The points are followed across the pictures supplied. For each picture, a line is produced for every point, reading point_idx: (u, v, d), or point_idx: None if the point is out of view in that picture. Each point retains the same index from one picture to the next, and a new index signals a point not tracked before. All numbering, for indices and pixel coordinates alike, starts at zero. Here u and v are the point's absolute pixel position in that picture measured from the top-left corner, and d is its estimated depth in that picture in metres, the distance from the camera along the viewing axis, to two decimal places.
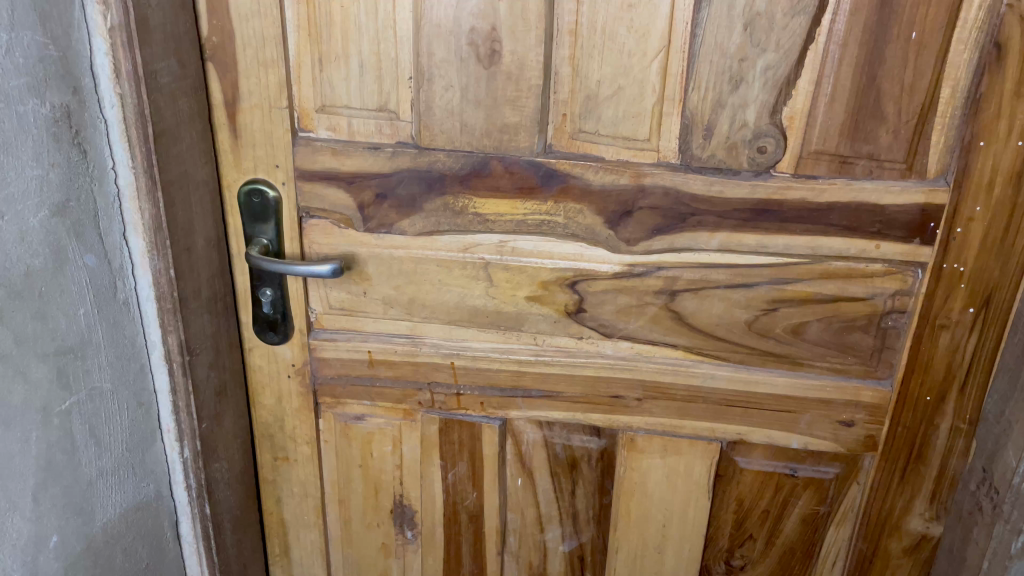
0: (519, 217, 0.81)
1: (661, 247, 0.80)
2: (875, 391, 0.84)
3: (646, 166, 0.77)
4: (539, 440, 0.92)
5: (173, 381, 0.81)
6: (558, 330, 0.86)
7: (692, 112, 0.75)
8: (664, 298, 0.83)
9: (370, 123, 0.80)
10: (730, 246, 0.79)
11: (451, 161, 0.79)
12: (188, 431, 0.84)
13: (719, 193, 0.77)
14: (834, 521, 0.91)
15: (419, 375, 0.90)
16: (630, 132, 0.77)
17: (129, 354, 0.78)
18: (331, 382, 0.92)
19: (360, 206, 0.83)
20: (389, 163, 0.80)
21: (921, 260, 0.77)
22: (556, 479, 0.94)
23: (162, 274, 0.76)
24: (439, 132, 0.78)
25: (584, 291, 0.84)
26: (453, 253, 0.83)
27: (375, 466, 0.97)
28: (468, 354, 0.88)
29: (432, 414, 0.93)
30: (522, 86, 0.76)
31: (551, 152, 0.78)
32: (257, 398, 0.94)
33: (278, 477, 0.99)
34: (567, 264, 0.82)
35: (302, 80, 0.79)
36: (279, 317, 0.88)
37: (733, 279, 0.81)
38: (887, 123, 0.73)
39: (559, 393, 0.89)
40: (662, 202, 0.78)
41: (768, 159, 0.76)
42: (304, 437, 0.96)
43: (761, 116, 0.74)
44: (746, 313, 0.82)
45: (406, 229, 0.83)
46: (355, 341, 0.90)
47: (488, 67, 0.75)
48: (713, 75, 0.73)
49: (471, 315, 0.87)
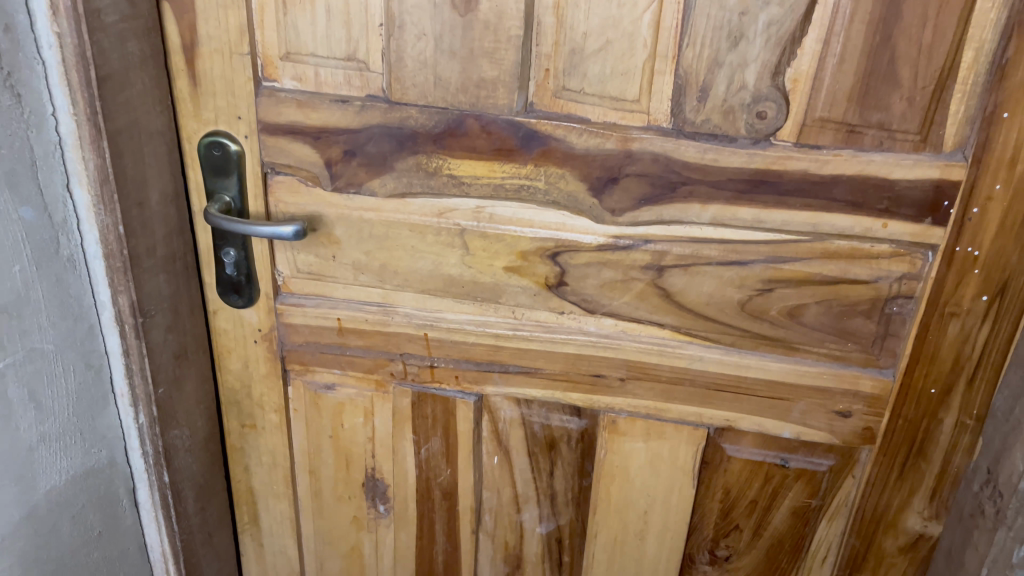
0: (497, 180, 0.75)
1: (649, 219, 0.74)
2: (875, 381, 0.78)
3: (634, 129, 0.71)
4: (516, 419, 0.88)
5: (125, 343, 0.76)
6: (538, 303, 0.81)
7: (686, 71, 0.68)
8: (650, 273, 0.77)
9: (338, 73, 0.74)
10: (724, 220, 0.73)
11: (424, 118, 0.73)
12: (143, 396, 0.79)
13: (713, 161, 0.70)
14: (826, 515, 0.86)
15: (390, 345, 0.86)
16: (618, 91, 0.70)
17: (76, 314, 0.73)
18: (300, 349, 0.88)
19: (327, 162, 0.77)
20: (358, 118, 0.74)
21: (932, 242, 0.70)
22: (534, 458, 0.90)
23: (110, 231, 0.71)
24: (410, 85, 0.72)
25: (565, 264, 0.78)
26: (427, 217, 0.78)
27: (346, 436, 0.93)
28: (442, 326, 0.84)
29: (404, 387, 0.88)
30: (500, 37, 0.69)
31: (532, 111, 0.72)
32: (223, 363, 0.90)
33: (245, 446, 0.95)
34: (547, 234, 0.77)
35: (266, 23, 0.73)
36: (243, 280, 0.84)
37: (726, 255, 0.74)
38: (901, 89, 0.66)
39: (538, 370, 0.84)
40: (650, 169, 0.72)
41: (768, 126, 0.68)
42: (272, 405, 0.92)
43: (762, 78, 0.67)
44: (739, 293, 0.76)
45: (376, 189, 0.78)
46: (324, 308, 0.85)
47: (464, 15, 0.68)
48: (710, 31, 0.66)
49: (446, 285, 0.82)
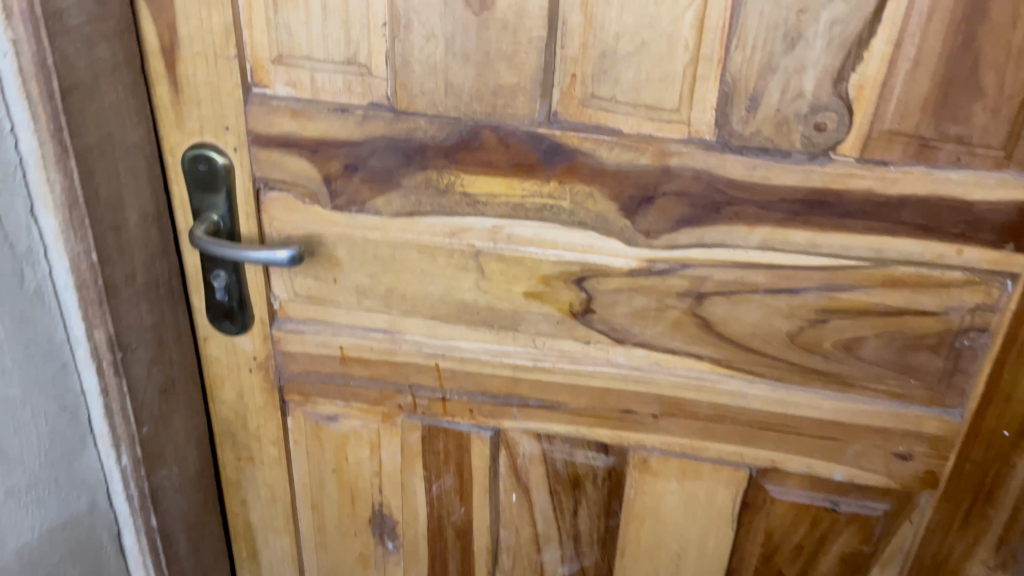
0: (516, 199, 0.67)
1: (688, 242, 0.66)
2: (940, 423, 0.69)
3: (672, 142, 0.62)
4: (536, 455, 0.80)
5: (103, 381, 0.69)
6: (561, 332, 0.73)
7: (734, 77, 0.59)
8: (688, 301, 0.69)
9: (336, 79, 0.65)
10: (774, 243, 0.64)
11: (433, 130, 0.65)
12: (125, 436, 0.72)
13: (762, 179, 0.61)
14: (879, 562, 0.77)
15: (398, 376, 0.78)
16: (655, 99, 0.61)
17: (46, 352, 0.65)
18: (300, 379, 0.81)
19: (326, 178, 0.69)
20: (360, 129, 0.66)
21: (1013, 270, 0.62)
22: (556, 497, 0.82)
23: (82, 259, 0.63)
24: (419, 93, 0.64)
25: (592, 290, 0.70)
26: (439, 238, 0.70)
27: (351, 470, 0.86)
28: (455, 355, 0.76)
29: (414, 420, 0.80)
30: (520, 38, 0.60)
31: (556, 121, 0.63)
32: (216, 392, 0.83)
33: (242, 479, 0.88)
34: (572, 257, 0.69)
35: (254, 23, 0.64)
36: (236, 306, 0.76)
37: (775, 283, 0.66)
38: (985, 98, 0.56)
39: (561, 404, 0.76)
40: (690, 188, 0.63)
41: (828, 139, 0.60)
42: (270, 437, 0.85)
43: (821, 85, 0.58)
44: (789, 324, 0.68)
45: (381, 209, 0.69)
46: (325, 335, 0.77)
47: (479, 14, 0.60)
48: (763, 31, 0.57)
49: (459, 311, 0.74)
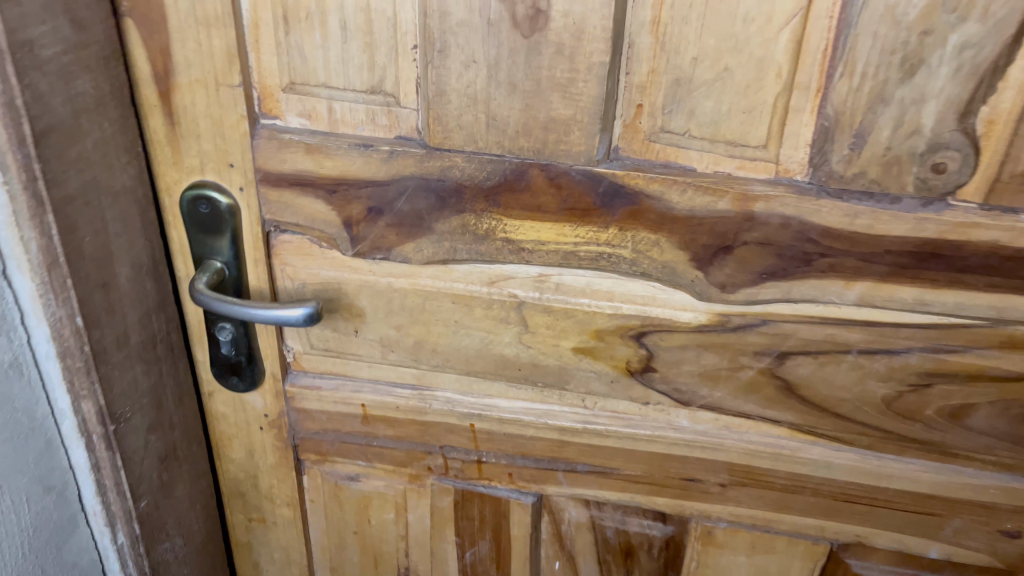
0: (567, 247, 0.57)
1: (770, 296, 0.56)
2: None
3: (757, 184, 0.52)
4: (584, 522, 0.71)
5: (94, 457, 0.60)
6: (616, 392, 0.63)
7: (835, 109, 0.49)
8: (767, 361, 0.59)
9: (358, 109, 0.55)
10: (874, 300, 0.54)
11: (472, 169, 0.55)
12: (121, 513, 0.64)
13: (865, 228, 0.52)
14: None
15: (428, 436, 0.69)
16: (737, 134, 0.51)
17: (27, 431, 0.56)
18: (316, 438, 0.72)
19: (346, 223, 0.60)
20: (386, 167, 0.56)
21: None
22: (604, 566, 0.73)
23: (65, 324, 0.54)
24: (455, 127, 0.54)
25: (654, 346, 0.60)
26: (476, 287, 0.61)
27: (374, 533, 0.77)
28: (493, 415, 0.67)
29: (445, 484, 0.72)
30: (578, 64, 0.50)
31: (617, 159, 0.54)
32: (223, 450, 0.74)
33: (253, 541, 0.79)
34: (632, 310, 0.59)
35: (261, 45, 0.55)
36: (243, 361, 0.67)
37: (871, 343, 0.56)
38: None
39: (613, 470, 0.67)
40: (777, 236, 0.53)
41: (946, 182, 0.50)
42: (283, 498, 0.76)
43: (943, 120, 0.48)
44: (885, 389, 0.58)
45: (410, 255, 0.60)
46: (346, 392, 0.69)
47: (529, 36, 0.50)
48: (876, 55, 0.47)
49: (497, 368, 0.64)
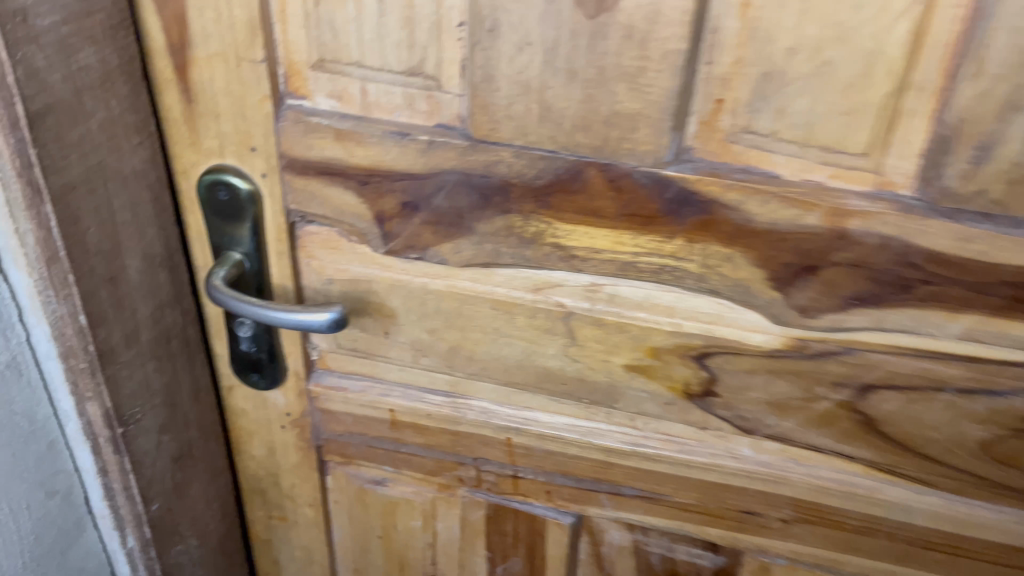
0: (625, 257, 0.50)
1: (857, 323, 0.49)
2: None
3: (853, 197, 0.45)
4: (627, 546, 0.65)
5: (100, 460, 0.56)
6: (671, 414, 0.57)
7: (958, 114, 0.41)
8: (846, 393, 0.52)
9: (394, 92, 0.49)
10: (980, 335, 0.47)
11: (521, 165, 0.48)
12: (130, 517, 0.60)
13: (979, 254, 0.44)
14: None
15: (461, 447, 0.64)
16: (835, 139, 0.44)
17: (29, 432, 0.53)
18: (341, 440, 0.67)
19: (378, 217, 0.53)
20: (424, 159, 0.50)
21: None
22: None
23: (66, 323, 0.49)
24: (504, 117, 0.47)
25: (718, 369, 0.54)
26: (519, 294, 0.54)
27: (400, 539, 0.72)
28: (533, 430, 0.61)
29: (478, 497, 0.66)
30: (650, 51, 0.43)
31: (689, 159, 0.47)
32: (242, 447, 0.69)
33: (273, 538, 0.75)
34: (695, 328, 0.52)
35: (287, 16, 0.48)
36: (265, 358, 0.62)
37: (972, 381, 0.49)
38: None
39: (662, 496, 0.61)
40: (872, 258, 0.46)
41: None
42: (306, 498, 0.71)
43: None
44: (983, 432, 0.51)
45: (447, 256, 0.54)
46: (373, 395, 0.63)
47: (595, 16, 0.43)
48: (1016, 53, 0.39)
49: (540, 381, 0.58)
